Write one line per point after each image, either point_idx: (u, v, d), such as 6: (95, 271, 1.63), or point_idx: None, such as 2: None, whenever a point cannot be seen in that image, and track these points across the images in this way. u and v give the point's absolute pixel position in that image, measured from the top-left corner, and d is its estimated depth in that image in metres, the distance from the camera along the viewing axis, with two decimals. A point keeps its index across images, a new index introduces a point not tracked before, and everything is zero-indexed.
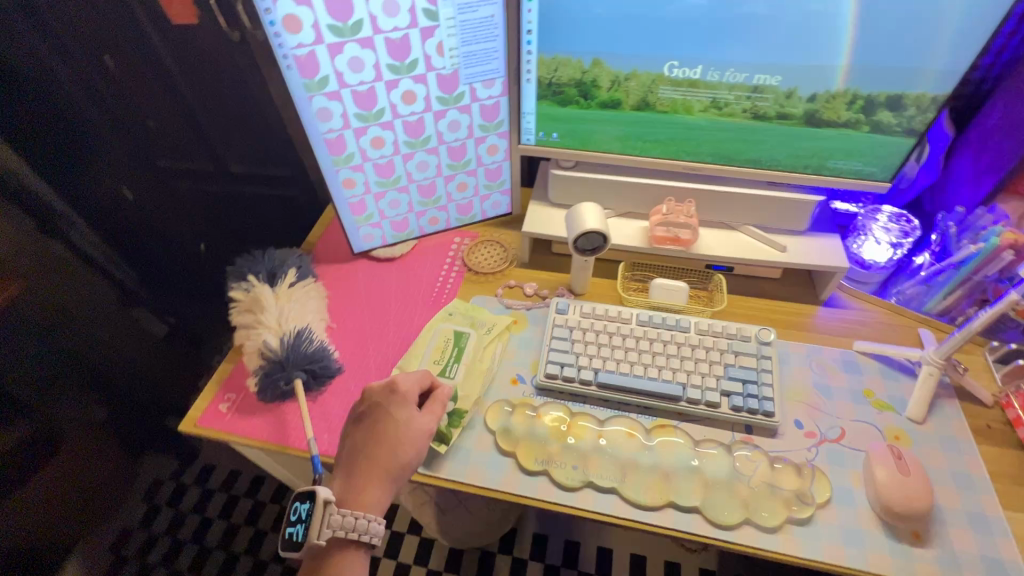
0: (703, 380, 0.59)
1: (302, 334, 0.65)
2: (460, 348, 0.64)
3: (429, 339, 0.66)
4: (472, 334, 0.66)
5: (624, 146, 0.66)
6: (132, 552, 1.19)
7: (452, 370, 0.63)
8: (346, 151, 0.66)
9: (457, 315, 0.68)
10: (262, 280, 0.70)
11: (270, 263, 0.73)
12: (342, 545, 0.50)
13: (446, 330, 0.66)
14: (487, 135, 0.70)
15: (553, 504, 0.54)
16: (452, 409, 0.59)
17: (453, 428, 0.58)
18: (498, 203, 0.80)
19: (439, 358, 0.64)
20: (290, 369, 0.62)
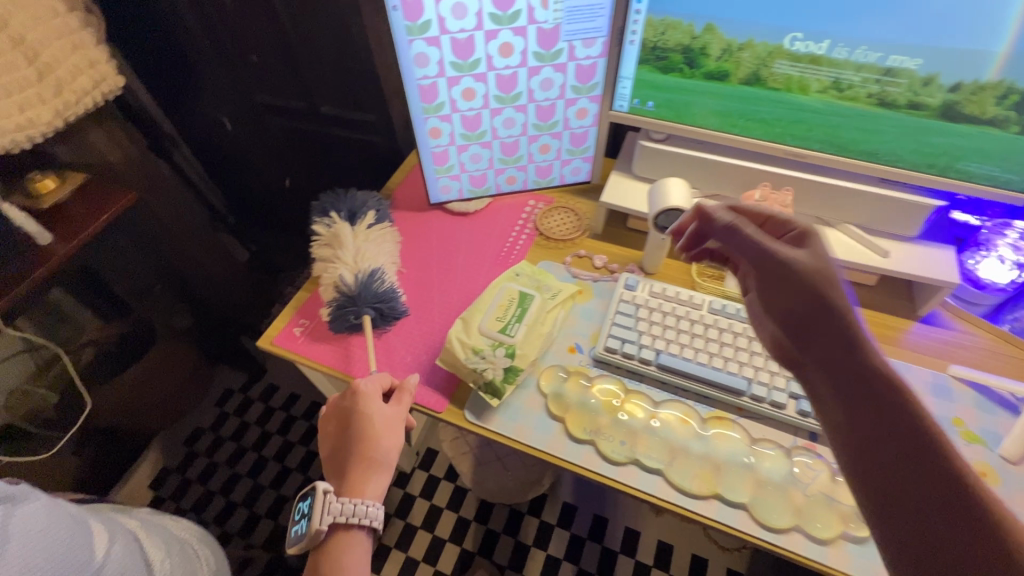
0: (770, 378, 0.56)
1: (374, 274, 0.68)
2: (523, 308, 0.63)
3: (494, 294, 0.64)
4: (536, 297, 0.64)
5: (723, 123, 0.62)
6: (201, 449, 1.30)
7: (512, 329, 0.61)
8: (437, 100, 0.66)
9: (523, 276, 0.67)
10: (343, 219, 0.73)
11: (351, 203, 0.76)
12: (345, 534, 0.52)
13: (512, 288, 0.64)
14: (579, 98, 0.68)
15: (595, 474, 0.54)
16: (509, 366, 0.59)
17: (507, 384, 0.58)
18: (578, 169, 0.78)
19: (501, 314, 0.62)
20: (360, 305, 0.65)
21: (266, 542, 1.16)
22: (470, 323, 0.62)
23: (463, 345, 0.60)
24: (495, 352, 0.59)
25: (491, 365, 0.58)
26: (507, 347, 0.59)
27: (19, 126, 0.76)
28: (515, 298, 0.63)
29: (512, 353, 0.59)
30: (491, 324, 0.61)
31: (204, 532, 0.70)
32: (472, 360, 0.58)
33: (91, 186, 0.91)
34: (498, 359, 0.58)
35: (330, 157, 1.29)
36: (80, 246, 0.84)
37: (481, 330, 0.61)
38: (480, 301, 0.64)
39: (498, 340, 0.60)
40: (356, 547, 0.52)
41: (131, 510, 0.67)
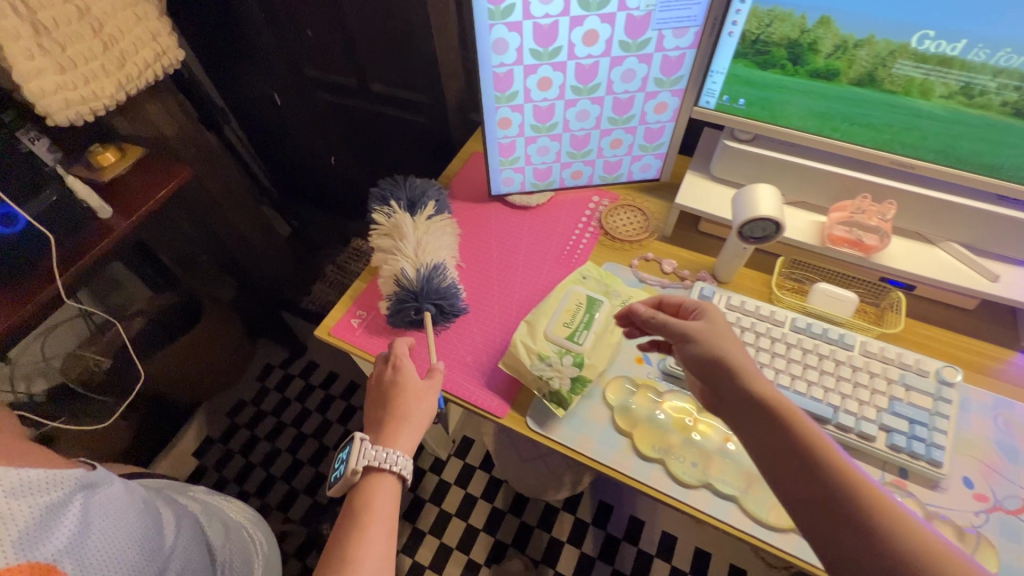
0: (859, 408, 0.52)
1: (435, 269, 0.66)
2: (591, 315, 0.60)
3: (561, 298, 0.62)
4: (605, 303, 0.62)
5: (822, 126, 0.57)
6: (243, 422, 1.33)
7: (580, 336, 0.59)
8: (510, 89, 0.62)
9: (590, 280, 0.64)
10: (402, 208, 0.71)
11: (410, 191, 0.74)
12: (373, 486, 0.51)
13: (579, 292, 0.62)
14: (660, 91, 0.64)
15: (663, 495, 0.52)
16: (576, 376, 0.57)
17: (573, 394, 0.56)
18: (648, 166, 0.74)
19: (568, 320, 0.60)
20: (421, 301, 0.63)
21: (304, 516, 1.18)
22: (535, 328, 0.60)
23: (528, 351, 0.58)
24: (562, 360, 0.57)
25: (558, 373, 0.56)
26: (575, 356, 0.57)
27: (84, 98, 0.76)
28: (582, 303, 0.61)
29: (580, 362, 0.57)
30: (557, 330, 0.59)
31: (258, 515, 0.71)
32: (537, 368, 0.57)
33: (149, 161, 0.90)
34: (565, 367, 0.56)
35: (377, 136, 1.25)
36: (139, 221, 0.84)
37: (547, 335, 0.59)
38: (546, 304, 0.61)
39: (565, 347, 0.58)
40: (382, 496, 0.51)
41: (188, 489, 0.68)
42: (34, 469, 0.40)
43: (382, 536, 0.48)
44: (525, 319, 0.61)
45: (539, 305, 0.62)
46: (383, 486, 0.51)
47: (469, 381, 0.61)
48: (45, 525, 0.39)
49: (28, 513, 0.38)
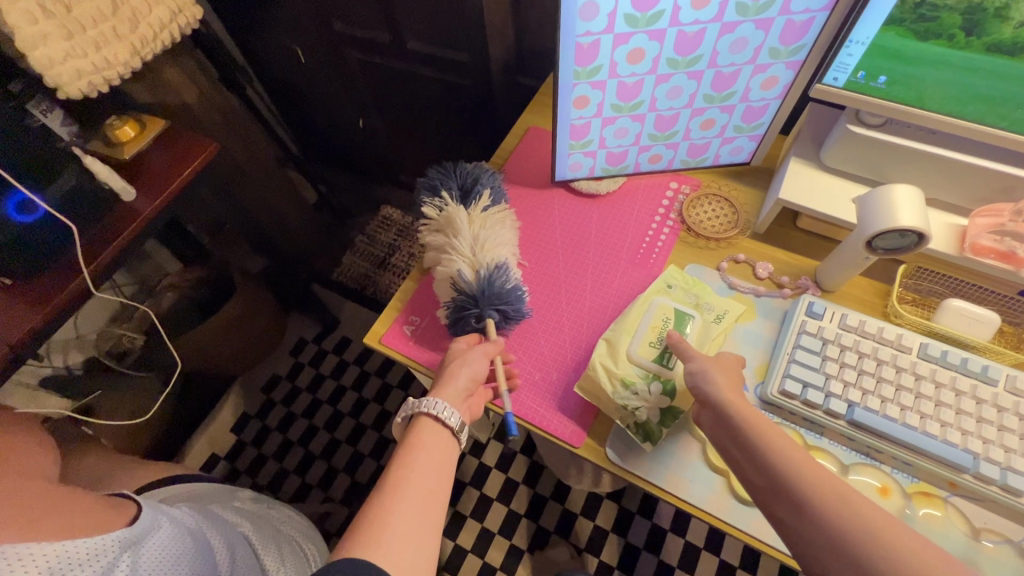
0: (1005, 456, 0.45)
1: (498, 267, 0.58)
2: (681, 332, 0.54)
3: (645, 312, 0.56)
4: (697, 318, 0.55)
5: (985, 113, 0.46)
6: (279, 398, 1.30)
7: (669, 359, 0.53)
8: (593, 63, 0.52)
9: (678, 291, 0.57)
10: (455, 200, 0.63)
11: (462, 178, 0.65)
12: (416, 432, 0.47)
13: (666, 306, 0.56)
14: (773, 64, 0.53)
15: (764, 545, 0.47)
16: (667, 406, 0.51)
17: (663, 427, 0.51)
18: (739, 148, 0.64)
19: (655, 339, 0.54)
20: (483, 307, 0.56)
21: (345, 495, 1.18)
22: (618, 346, 0.54)
23: (610, 375, 0.52)
24: (651, 388, 0.51)
25: (646, 403, 0.51)
26: (664, 382, 0.52)
27: (95, 67, 0.67)
28: (671, 318, 0.55)
29: (671, 390, 0.51)
30: (643, 351, 0.53)
31: (309, 526, 0.68)
32: (622, 396, 0.51)
33: (172, 132, 0.82)
34: (654, 396, 0.51)
35: (408, 96, 1.13)
36: (164, 204, 0.76)
37: (631, 357, 0.53)
38: (628, 318, 0.55)
39: (653, 372, 0.52)
40: (422, 439, 0.46)
41: (233, 497, 0.64)
42: (75, 541, 0.37)
43: (425, 477, 0.44)
44: (605, 336, 0.55)
45: (621, 319, 0.56)
46: (422, 429, 0.47)
47: (538, 404, 0.55)
48: None
49: None
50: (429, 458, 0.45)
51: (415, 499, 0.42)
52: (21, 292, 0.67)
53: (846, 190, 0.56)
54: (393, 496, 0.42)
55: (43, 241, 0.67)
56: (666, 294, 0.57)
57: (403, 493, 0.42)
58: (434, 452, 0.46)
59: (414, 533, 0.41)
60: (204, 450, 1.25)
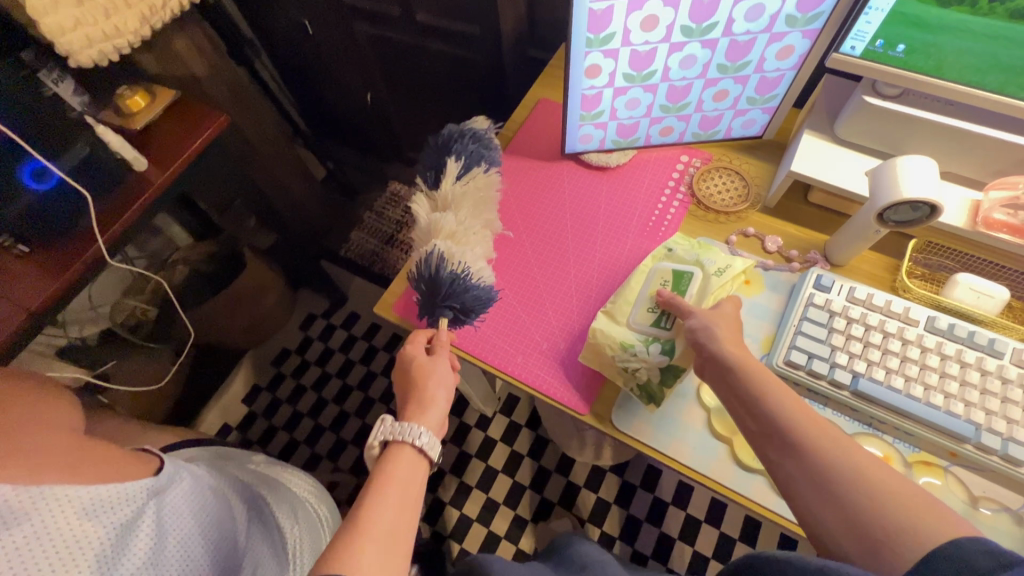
0: (1008, 427, 0.46)
1: (427, 262, 0.54)
2: (680, 292, 0.54)
3: (643, 279, 0.56)
4: (697, 274, 0.55)
5: (1004, 82, 0.46)
6: (289, 371, 1.33)
7: (665, 320, 0.53)
8: (606, 30, 0.51)
9: (678, 253, 0.57)
10: (427, 183, 0.60)
11: (437, 156, 0.62)
12: (389, 460, 0.43)
13: (665, 270, 0.56)
14: (789, 32, 0.52)
15: (768, 511, 0.48)
16: (667, 366, 0.52)
17: (665, 387, 0.52)
18: (752, 121, 0.63)
19: (652, 303, 0.54)
20: (434, 307, 0.54)
21: (353, 466, 1.21)
22: (615, 315, 0.55)
23: (608, 343, 0.53)
24: (650, 349, 0.52)
25: (646, 364, 0.51)
26: (664, 343, 0.52)
27: (106, 35, 0.68)
28: (668, 281, 0.55)
29: (670, 349, 0.52)
30: (642, 316, 0.54)
31: (321, 488, 0.70)
32: (622, 359, 0.52)
33: (180, 104, 0.82)
34: (654, 356, 0.52)
35: (417, 70, 1.12)
36: (177, 173, 0.77)
37: (629, 323, 0.54)
38: (626, 287, 0.56)
39: (652, 335, 0.53)
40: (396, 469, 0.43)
41: (247, 461, 0.66)
42: (108, 485, 0.39)
43: (398, 516, 0.40)
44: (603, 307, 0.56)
45: (620, 290, 0.56)
46: (397, 459, 0.43)
47: (544, 372, 0.56)
48: (118, 545, 0.39)
49: (99, 533, 0.38)
50: (402, 490, 0.42)
51: (385, 537, 0.39)
52: (40, 261, 0.68)
53: (858, 163, 0.56)
54: (365, 532, 0.38)
55: (56, 206, 0.68)
56: (666, 257, 0.57)
57: (375, 530, 0.39)
58: (409, 483, 0.43)
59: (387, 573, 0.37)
60: (216, 421, 1.27)
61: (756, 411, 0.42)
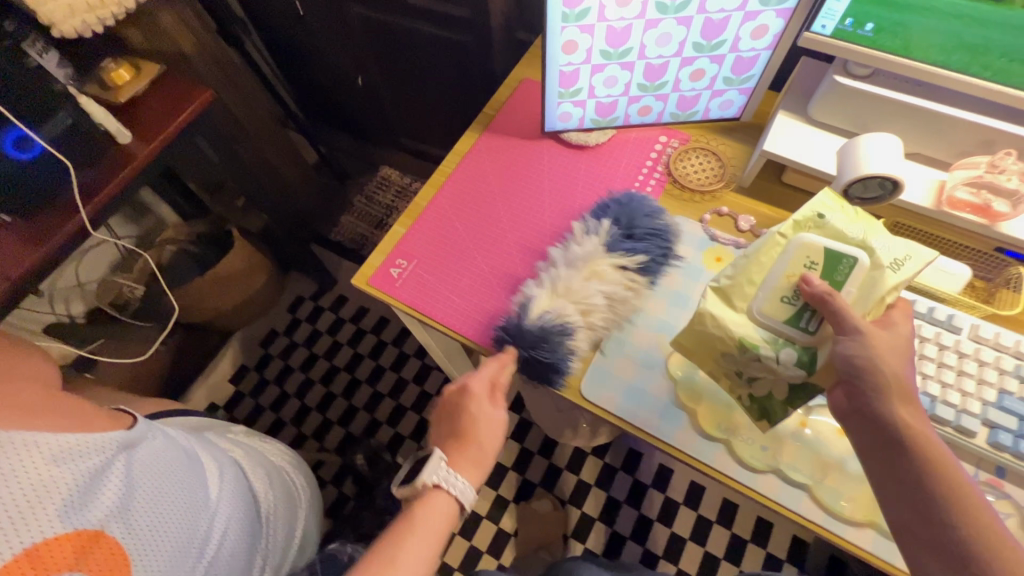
0: (961, 400, 0.47)
1: (559, 330, 0.54)
2: (833, 281, 0.44)
3: (780, 255, 0.46)
4: (863, 261, 0.43)
5: (970, 62, 0.46)
6: (276, 352, 1.33)
7: (810, 321, 0.44)
8: (581, 6, 0.52)
9: (834, 224, 0.45)
10: (610, 235, 0.58)
11: (639, 217, 0.59)
12: (431, 504, 0.50)
13: (811, 244, 0.44)
14: (763, 11, 0.53)
15: (728, 478, 0.49)
16: (800, 382, 0.45)
17: (786, 406, 0.46)
18: (730, 102, 0.64)
19: (790, 292, 0.45)
20: (522, 352, 0.54)
21: (338, 446, 1.22)
22: (736, 301, 0.46)
23: (723, 340, 0.46)
24: (781, 357, 0.44)
25: (771, 374, 0.45)
26: (800, 351, 0.44)
27: (89, 6, 0.68)
28: (817, 263, 0.44)
29: (808, 362, 0.44)
30: (776, 310, 0.45)
31: (297, 458, 0.72)
32: (739, 362, 0.46)
33: (166, 79, 0.81)
34: (785, 367, 0.44)
35: (407, 55, 1.11)
36: (160, 148, 0.77)
37: (754, 316, 0.46)
38: (753, 265, 0.46)
39: (785, 337, 0.45)
40: (432, 516, 0.49)
41: (226, 430, 0.67)
42: (74, 434, 0.40)
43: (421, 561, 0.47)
44: (718, 285, 0.48)
45: (745, 265, 0.47)
46: (436, 508, 0.50)
47: None
48: (85, 492, 0.40)
49: (68, 479, 0.39)
50: (431, 539, 0.49)
51: None
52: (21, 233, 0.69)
53: (828, 143, 0.57)
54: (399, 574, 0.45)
55: (39, 179, 0.67)
56: (816, 228, 0.45)
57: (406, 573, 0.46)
58: (436, 530, 0.49)
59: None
60: (203, 400, 1.28)
61: (872, 433, 0.40)
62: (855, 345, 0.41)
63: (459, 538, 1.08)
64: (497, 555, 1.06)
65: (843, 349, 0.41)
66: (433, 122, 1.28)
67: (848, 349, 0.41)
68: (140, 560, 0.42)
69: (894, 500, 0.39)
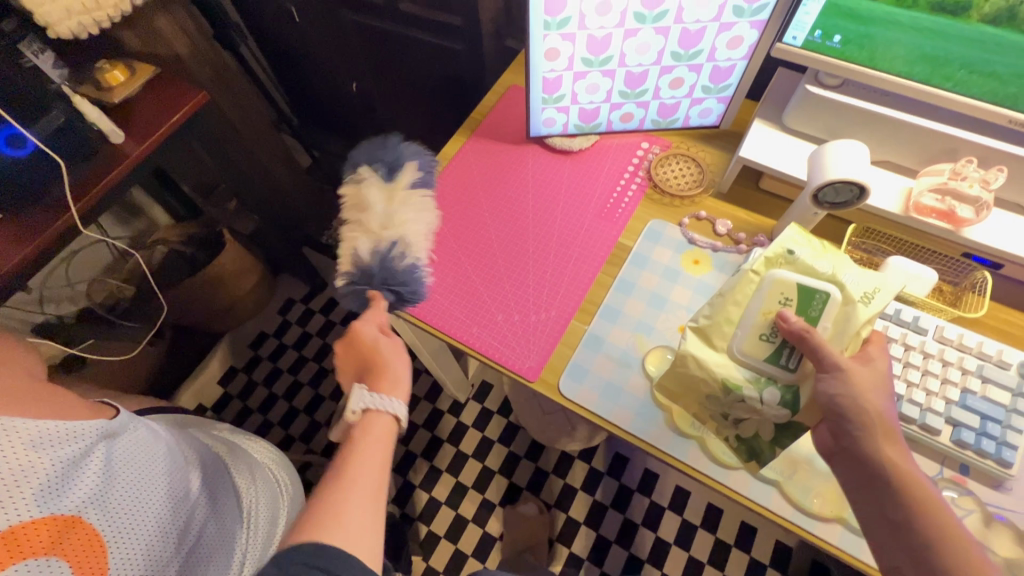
0: (926, 398, 0.48)
1: (385, 251, 0.58)
2: (808, 316, 0.45)
3: (754, 293, 0.46)
4: (836, 296, 0.44)
5: (931, 74, 0.48)
6: (266, 354, 1.33)
7: (790, 359, 0.45)
8: (562, 14, 0.54)
9: (804, 259, 0.45)
10: (379, 173, 0.62)
11: (391, 152, 0.64)
12: (366, 428, 0.48)
13: (785, 282, 0.45)
14: (738, 23, 0.55)
15: (700, 474, 0.50)
16: (784, 422, 0.45)
17: (772, 447, 0.46)
18: (709, 110, 0.66)
19: (767, 330, 0.45)
20: (376, 288, 0.56)
21: (326, 448, 1.22)
22: (716, 341, 0.47)
23: (706, 381, 0.47)
24: (764, 397, 0.45)
25: (757, 416, 0.46)
26: (783, 390, 0.45)
27: (85, 8, 0.69)
28: (792, 299, 0.45)
29: (790, 400, 0.45)
30: (756, 349, 0.45)
31: (281, 455, 0.72)
32: (727, 406, 0.46)
33: (161, 82, 0.83)
34: (770, 408, 0.45)
35: (402, 61, 1.13)
36: (153, 147, 0.78)
37: (735, 355, 0.46)
38: (729, 304, 0.47)
39: (767, 376, 0.45)
40: (371, 436, 0.47)
41: (212, 427, 0.68)
42: (56, 421, 0.41)
43: (372, 476, 0.45)
44: (696, 325, 0.48)
45: (722, 305, 0.47)
46: (373, 427, 0.48)
47: (500, 345, 0.58)
48: (64, 479, 0.40)
49: (48, 465, 0.40)
50: (376, 451, 0.47)
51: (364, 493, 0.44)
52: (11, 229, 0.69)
53: (802, 150, 0.59)
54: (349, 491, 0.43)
55: (30, 176, 0.68)
56: (788, 264, 0.46)
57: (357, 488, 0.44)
58: (379, 444, 0.47)
59: (368, 519, 0.43)
60: (191, 401, 1.28)
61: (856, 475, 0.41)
62: (837, 385, 0.42)
63: (444, 542, 1.08)
64: (483, 558, 1.05)
65: (826, 389, 0.42)
66: (427, 127, 1.30)
67: (831, 387, 0.42)
68: (116, 549, 0.43)
69: (870, 506, 0.41)
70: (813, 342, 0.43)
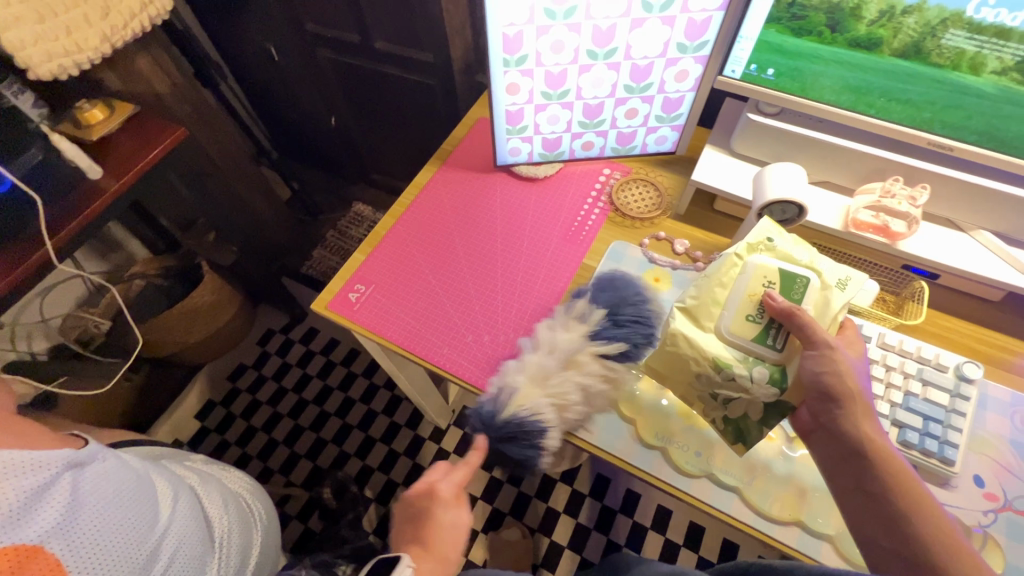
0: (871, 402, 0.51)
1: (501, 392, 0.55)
2: (792, 298, 0.48)
3: (739, 275, 0.49)
4: (815, 282, 0.48)
5: (856, 102, 0.53)
6: (245, 386, 1.32)
7: (776, 338, 0.47)
8: (519, 53, 0.58)
9: (783, 247, 0.49)
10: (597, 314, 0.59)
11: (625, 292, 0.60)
12: None
13: (766, 266, 0.49)
14: (682, 58, 0.59)
15: (664, 484, 0.52)
16: (773, 400, 0.46)
17: (760, 425, 0.47)
18: (664, 138, 0.70)
19: (753, 311, 0.48)
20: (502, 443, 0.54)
21: (306, 481, 1.19)
22: (704, 321, 0.49)
23: (698, 360, 0.48)
24: (754, 374, 0.46)
25: (747, 395, 0.46)
26: (772, 368, 0.46)
27: (66, 51, 0.71)
28: (775, 281, 0.48)
29: (779, 378, 0.46)
30: (742, 328, 0.47)
31: (257, 486, 0.72)
32: (716, 385, 0.47)
33: (139, 120, 0.84)
34: (759, 385, 0.46)
35: (379, 97, 1.17)
36: (132, 181, 0.78)
37: (723, 335, 0.48)
38: (716, 287, 0.49)
39: (754, 354, 0.47)
40: None
41: (186, 458, 0.67)
42: (23, 452, 0.42)
43: None
44: (684, 305, 0.50)
45: (708, 287, 0.50)
46: None
47: (470, 363, 0.59)
48: (29, 510, 0.41)
49: (14, 498, 0.40)
50: None
51: None
52: None
53: (748, 174, 0.63)
54: None
55: None
56: (768, 250, 0.50)
57: None
58: None
59: None
60: (167, 436, 1.25)
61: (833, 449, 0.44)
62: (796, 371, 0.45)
63: None
64: None
65: (813, 365, 0.45)
66: (404, 159, 1.33)
67: (816, 365, 0.45)
68: None
69: None
70: (789, 322, 0.46)
